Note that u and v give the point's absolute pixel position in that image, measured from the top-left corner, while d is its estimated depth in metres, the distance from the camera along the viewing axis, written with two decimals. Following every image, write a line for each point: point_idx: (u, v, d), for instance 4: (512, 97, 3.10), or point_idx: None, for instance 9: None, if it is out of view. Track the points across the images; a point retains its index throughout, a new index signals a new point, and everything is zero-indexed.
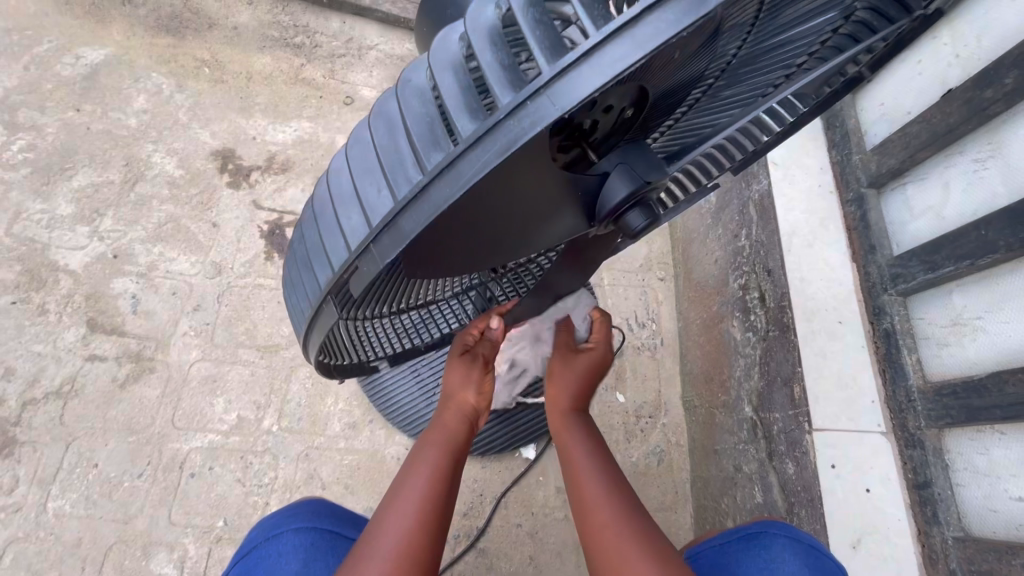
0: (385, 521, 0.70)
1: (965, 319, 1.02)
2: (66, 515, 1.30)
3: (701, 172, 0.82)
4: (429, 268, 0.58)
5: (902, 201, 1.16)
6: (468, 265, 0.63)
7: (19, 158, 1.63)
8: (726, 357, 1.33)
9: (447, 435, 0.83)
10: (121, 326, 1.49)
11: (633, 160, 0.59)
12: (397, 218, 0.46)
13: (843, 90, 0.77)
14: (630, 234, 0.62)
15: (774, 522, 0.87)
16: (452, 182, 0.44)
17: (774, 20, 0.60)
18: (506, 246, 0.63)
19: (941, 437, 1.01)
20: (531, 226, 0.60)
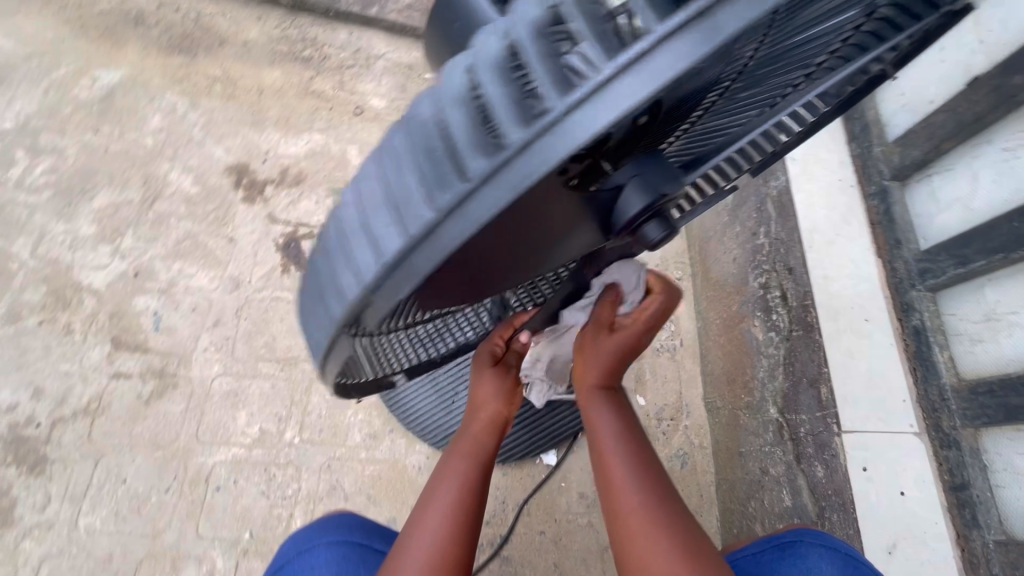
0: (421, 523, 0.71)
1: (999, 315, 0.98)
2: (97, 530, 1.33)
3: (719, 177, 0.82)
4: (441, 290, 0.57)
5: (928, 193, 1.12)
6: (482, 284, 0.63)
7: (43, 180, 1.67)
8: (748, 358, 1.28)
9: (477, 443, 0.82)
10: (144, 343, 1.51)
11: (648, 172, 0.57)
12: (406, 256, 0.45)
13: (866, 87, 0.74)
14: (647, 245, 0.62)
15: (808, 530, 0.85)
16: (461, 221, 0.43)
17: (795, 22, 0.56)
18: (519, 267, 0.62)
19: (978, 437, 0.98)
20: (546, 246, 0.60)
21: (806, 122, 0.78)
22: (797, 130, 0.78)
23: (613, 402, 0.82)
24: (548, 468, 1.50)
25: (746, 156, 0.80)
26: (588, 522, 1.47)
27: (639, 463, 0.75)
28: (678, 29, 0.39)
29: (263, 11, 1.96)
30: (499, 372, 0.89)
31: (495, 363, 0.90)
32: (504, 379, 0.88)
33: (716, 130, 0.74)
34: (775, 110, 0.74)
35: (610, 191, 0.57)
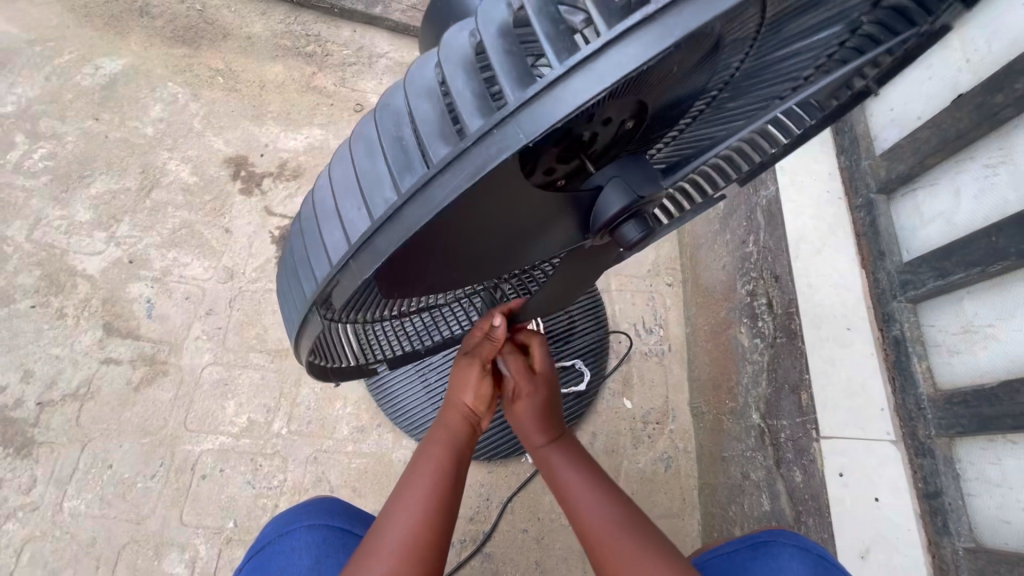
0: (393, 518, 0.71)
1: (975, 327, 0.99)
2: (81, 514, 1.33)
3: (706, 184, 0.83)
4: (420, 275, 0.59)
5: (912, 206, 1.14)
6: (462, 272, 0.64)
7: (41, 165, 1.68)
8: (733, 363, 1.32)
9: (450, 432, 0.84)
10: (136, 330, 1.52)
11: (629, 174, 0.61)
12: (371, 238, 0.47)
13: (850, 101, 0.74)
14: (625, 245, 0.64)
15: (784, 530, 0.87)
16: (423, 204, 0.44)
17: (778, 35, 0.60)
18: (492, 256, 0.63)
19: (953, 447, 0.99)
20: (523, 234, 0.61)
21: (793, 135, 0.77)
22: (784, 143, 0.78)
23: (564, 449, 0.91)
24: (534, 467, 1.51)
25: (733, 165, 0.81)
26: None
27: (598, 493, 0.83)
28: (626, 31, 0.39)
29: (267, 6, 1.97)
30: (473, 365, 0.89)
31: (470, 357, 0.90)
32: (480, 372, 0.89)
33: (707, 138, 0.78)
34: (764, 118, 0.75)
35: (591, 191, 0.61)
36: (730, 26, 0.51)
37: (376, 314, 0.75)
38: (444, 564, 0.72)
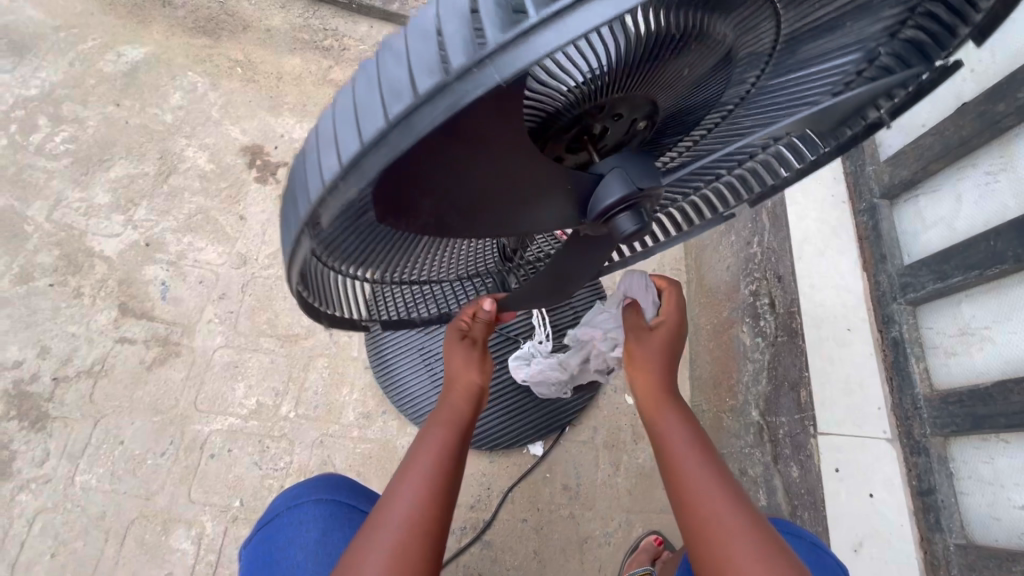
0: (398, 492, 0.72)
1: (971, 329, 1.02)
2: (92, 488, 1.36)
3: (717, 201, 0.85)
4: (413, 211, 0.58)
5: (914, 212, 1.16)
6: (457, 221, 0.64)
7: (63, 148, 1.72)
8: (734, 361, 1.34)
9: (453, 411, 0.85)
10: (151, 311, 1.55)
11: (629, 165, 0.64)
12: (358, 161, 0.45)
13: (864, 134, 0.74)
14: (618, 238, 0.65)
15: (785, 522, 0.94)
16: (405, 135, 0.43)
17: (794, 55, 0.64)
18: (480, 217, 0.65)
19: (947, 446, 1.01)
20: (520, 189, 0.62)
21: (805, 161, 0.79)
22: (796, 168, 0.80)
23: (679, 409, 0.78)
24: (535, 458, 1.53)
25: (745, 185, 0.83)
26: (571, 513, 1.50)
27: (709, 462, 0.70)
28: None
29: None
30: (467, 346, 0.94)
31: (465, 339, 0.95)
32: (472, 351, 0.94)
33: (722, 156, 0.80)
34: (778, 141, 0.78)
35: (594, 177, 0.64)
36: (738, 36, 0.60)
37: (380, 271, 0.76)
38: (446, 538, 0.73)
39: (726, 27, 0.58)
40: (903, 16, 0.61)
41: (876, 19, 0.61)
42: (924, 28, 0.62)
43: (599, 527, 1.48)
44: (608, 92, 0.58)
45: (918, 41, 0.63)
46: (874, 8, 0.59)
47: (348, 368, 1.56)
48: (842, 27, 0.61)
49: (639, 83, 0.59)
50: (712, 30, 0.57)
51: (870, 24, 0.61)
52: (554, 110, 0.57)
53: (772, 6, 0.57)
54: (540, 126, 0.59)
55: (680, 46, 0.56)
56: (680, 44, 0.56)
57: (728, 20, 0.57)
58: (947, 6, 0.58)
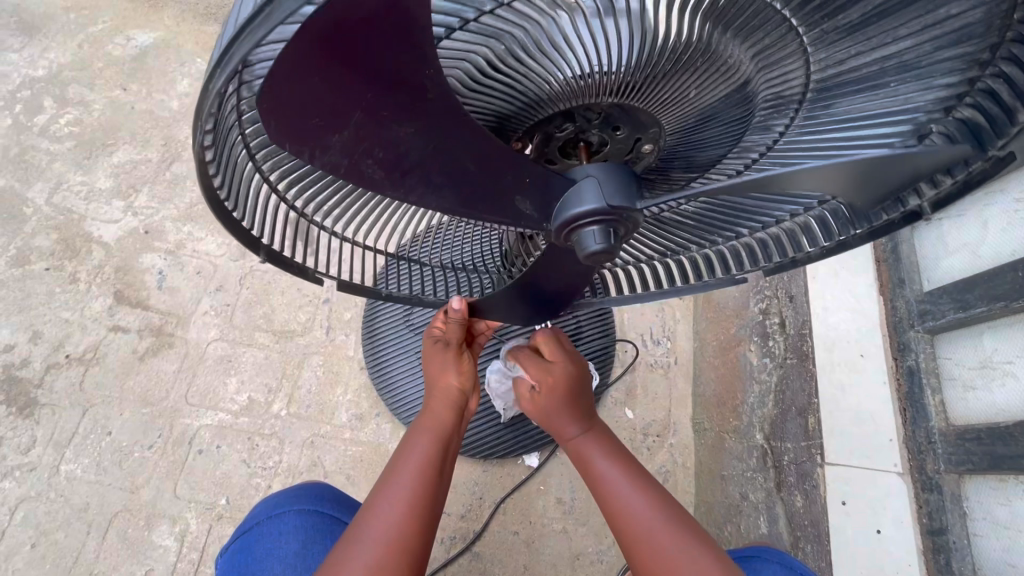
0: (374, 514, 0.68)
1: (993, 363, 0.96)
2: (76, 478, 1.34)
3: (733, 261, 0.80)
4: (322, 148, 0.51)
5: (935, 236, 1.09)
6: (381, 180, 0.56)
7: (67, 131, 1.70)
8: (740, 384, 1.31)
9: (438, 421, 0.81)
10: (146, 300, 1.53)
11: (606, 178, 0.62)
12: (231, 46, 0.41)
13: (900, 222, 0.67)
14: (581, 253, 0.63)
15: (771, 550, 0.93)
16: (263, 25, 0.39)
17: (828, 110, 0.58)
18: (436, 171, 0.57)
19: (962, 483, 0.96)
20: (459, 149, 0.55)
21: (831, 240, 0.72)
22: (820, 245, 0.73)
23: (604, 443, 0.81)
24: (529, 469, 1.49)
25: (765, 251, 0.78)
26: (563, 528, 1.45)
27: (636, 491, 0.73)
28: None
29: None
30: (439, 346, 0.91)
31: (438, 340, 0.92)
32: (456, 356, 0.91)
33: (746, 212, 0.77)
34: (808, 209, 0.73)
35: (567, 182, 0.62)
36: (757, 68, 0.56)
37: (337, 215, 0.74)
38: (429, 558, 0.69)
39: (742, 52, 0.55)
40: (958, 91, 0.54)
41: (926, 86, 0.54)
42: (983, 109, 0.54)
43: (592, 544, 1.44)
44: (608, 98, 0.59)
45: (974, 125, 0.55)
46: (923, 71, 0.53)
47: (343, 368, 1.53)
48: (885, 88, 0.55)
49: (642, 96, 0.59)
50: (722, 53, 0.55)
51: (918, 92, 0.55)
52: (548, 100, 0.58)
53: (799, 39, 0.53)
54: (535, 117, 0.60)
55: (683, 62, 0.56)
56: (684, 59, 0.55)
57: (743, 45, 0.55)
58: (1010, 86, 0.52)
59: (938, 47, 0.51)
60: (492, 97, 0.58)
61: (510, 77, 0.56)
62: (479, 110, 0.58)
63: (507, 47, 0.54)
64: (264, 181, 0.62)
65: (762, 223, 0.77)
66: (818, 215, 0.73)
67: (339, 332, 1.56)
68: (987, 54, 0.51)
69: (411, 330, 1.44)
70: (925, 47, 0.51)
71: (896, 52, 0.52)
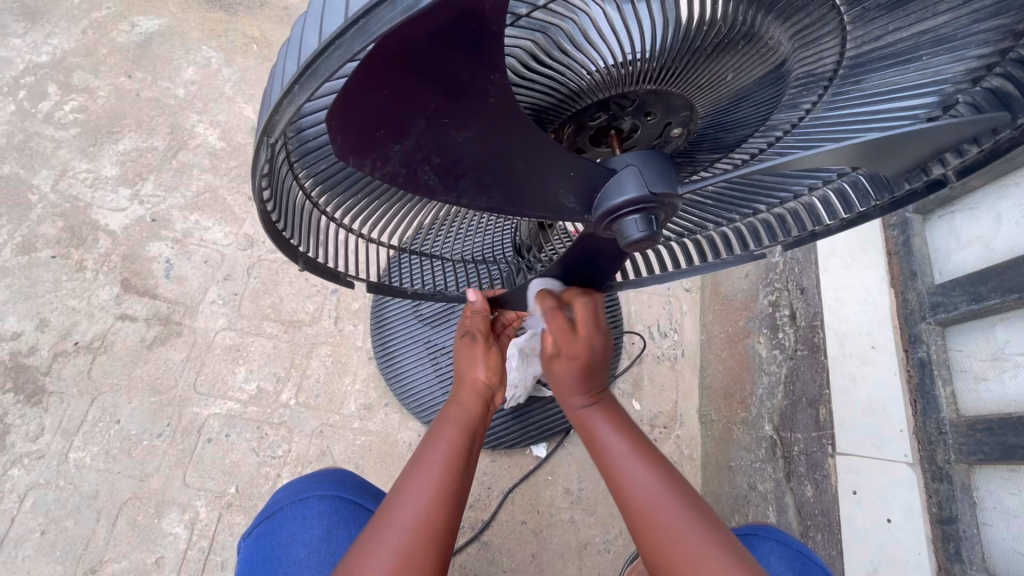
0: (403, 492, 0.69)
1: (1006, 355, 0.96)
2: (85, 466, 1.34)
3: (752, 238, 0.81)
4: (383, 159, 0.52)
5: (948, 229, 1.09)
6: (436, 186, 0.57)
7: (72, 117, 1.69)
8: (749, 373, 1.34)
9: (462, 411, 0.82)
10: (154, 289, 1.52)
11: (648, 166, 0.62)
12: (309, 67, 0.42)
13: (923, 191, 0.67)
14: (621, 242, 0.63)
15: (763, 527, 0.96)
16: (356, 40, 0.40)
17: (858, 87, 0.58)
18: (484, 176, 0.58)
19: (971, 473, 0.96)
20: (509, 157, 0.56)
21: (852, 212, 0.73)
22: (840, 218, 0.74)
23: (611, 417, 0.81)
24: (537, 459, 1.50)
25: (783, 227, 0.78)
26: (571, 517, 1.46)
27: (643, 462, 0.74)
28: None
29: None
30: (467, 342, 0.92)
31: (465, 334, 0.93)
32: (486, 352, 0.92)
33: (762, 189, 0.76)
34: (826, 182, 0.73)
35: (608, 171, 0.62)
36: (795, 48, 0.56)
37: (366, 219, 0.74)
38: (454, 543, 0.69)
39: (781, 34, 0.55)
40: (987, 62, 0.55)
41: (959, 58, 0.55)
42: (1012, 78, 0.55)
43: (599, 534, 1.45)
44: (646, 84, 0.59)
45: (1003, 94, 0.56)
46: (956, 44, 0.53)
47: (351, 358, 1.53)
48: (917, 62, 0.55)
49: (679, 80, 0.59)
50: (762, 35, 0.55)
51: (950, 64, 0.55)
52: (587, 91, 0.58)
53: (838, 17, 0.52)
54: (573, 108, 0.60)
55: (723, 44, 0.55)
56: (724, 42, 0.55)
57: (782, 25, 0.54)
58: None
59: (976, 20, 0.51)
60: (534, 92, 0.57)
61: (553, 69, 0.56)
62: (519, 103, 0.58)
63: (552, 39, 0.54)
64: (301, 191, 0.63)
65: (779, 199, 0.76)
66: (836, 187, 0.73)
67: (346, 322, 1.56)
68: (1023, 25, 0.51)
69: (421, 321, 1.45)
70: (961, 20, 0.51)
71: (933, 27, 0.52)
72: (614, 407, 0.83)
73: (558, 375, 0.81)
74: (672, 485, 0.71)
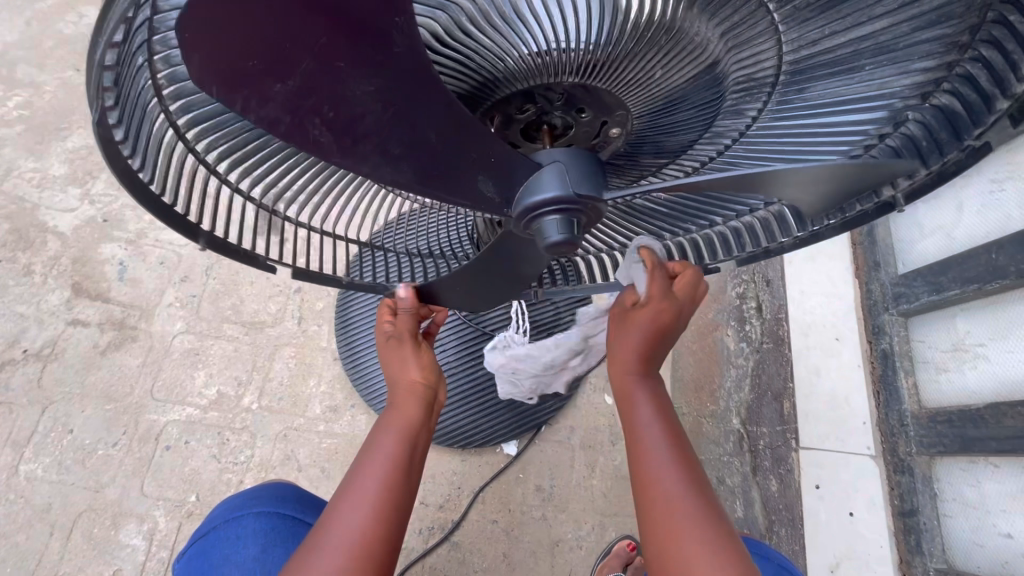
0: (342, 506, 0.66)
1: (967, 346, 0.94)
2: (37, 478, 1.29)
3: (707, 249, 0.77)
4: (260, 98, 0.43)
5: (911, 219, 1.07)
6: (329, 143, 0.48)
7: (16, 114, 1.61)
8: (719, 365, 1.29)
9: (407, 414, 0.77)
10: (106, 292, 1.46)
11: (572, 165, 0.59)
12: None
13: (873, 214, 0.66)
14: (543, 245, 0.59)
15: (749, 541, 0.93)
16: None
17: (801, 95, 0.56)
18: (395, 135, 0.50)
19: (932, 465, 0.96)
20: (419, 116, 0.49)
21: (805, 230, 0.70)
22: (793, 235, 0.72)
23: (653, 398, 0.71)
24: (508, 457, 1.48)
25: (737, 240, 0.75)
26: (542, 515, 1.44)
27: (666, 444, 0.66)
28: None
29: None
30: (394, 344, 0.81)
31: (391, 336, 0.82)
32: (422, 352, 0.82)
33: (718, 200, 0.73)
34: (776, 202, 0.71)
35: (529, 167, 0.58)
36: (727, 48, 0.53)
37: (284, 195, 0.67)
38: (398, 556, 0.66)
39: (709, 30, 0.52)
40: (936, 75, 0.53)
41: (903, 70, 0.53)
42: (960, 96, 0.54)
43: (571, 531, 1.43)
44: (569, 77, 0.55)
45: (952, 111, 0.55)
46: (899, 54, 0.51)
47: (315, 359, 1.48)
48: (861, 72, 0.53)
49: (606, 76, 0.56)
50: (688, 27, 0.52)
51: (895, 76, 0.53)
52: (503, 79, 0.55)
53: (769, 16, 0.50)
54: (492, 96, 0.57)
55: (647, 39, 0.53)
56: (647, 36, 0.53)
57: (711, 22, 0.51)
58: (990, 70, 0.51)
59: (917, 28, 0.49)
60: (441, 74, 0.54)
61: (461, 52, 0.52)
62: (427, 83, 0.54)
63: (458, 20, 0.51)
64: (191, 155, 0.57)
65: (734, 212, 0.74)
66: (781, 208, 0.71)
67: (310, 323, 1.51)
68: (967, 36, 0.50)
69: None
70: (902, 26, 0.49)
71: (873, 32, 0.50)
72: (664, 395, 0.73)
73: (623, 340, 0.73)
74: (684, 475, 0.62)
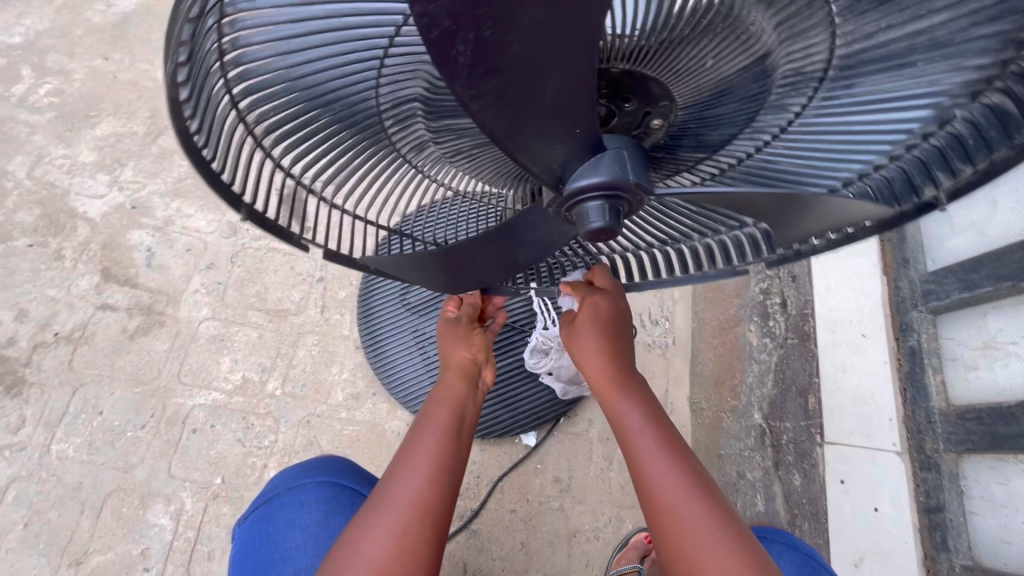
0: (398, 476, 0.67)
1: (998, 344, 0.94)
2: (67, 458, 1.32)
3: (736, 252, 0.77)
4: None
5: (942, 216, 1.06)
6: (464, 67, 0.44)
7: (47, 101, 1.64)
8: (739, 361, 1.33)
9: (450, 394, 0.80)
10: (134, 278, 1.49)
11: (630, 152, 0.58)
12: None
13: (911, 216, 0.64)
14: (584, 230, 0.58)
15: (776, 531, 0.94)
16: None
17: (848, 90, 0.57)
18: (522, 74, 0.46)
19: (959, 462, 0.95)
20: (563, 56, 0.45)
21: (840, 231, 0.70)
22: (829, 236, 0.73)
23: (638, 396, 0.76)
24: (527, 448, 1.49)
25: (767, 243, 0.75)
26: (560, 506, 1.45)
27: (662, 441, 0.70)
28: None
29: None
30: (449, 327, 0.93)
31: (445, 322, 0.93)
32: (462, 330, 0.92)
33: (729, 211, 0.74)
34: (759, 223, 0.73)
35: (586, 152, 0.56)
36: (780, 39, 0.54)
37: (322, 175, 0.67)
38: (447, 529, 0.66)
39: (765, 20, 0.53)
40: (988, 73, 0.53)
41: (954, 67, 0.53)
42: (1013, 94, 0.53)
43: (589, 522, 1.44)
44: (619, 62, 0.56)
45: (1002, 111, 0.54)
46: (954, 49, 0.51)
47: (337, 347, 1.50)
48: (911, 69, 0.54)
49: (655, 63, 0.56)
50: (744, 17, 0.53)
51: (946, 72, 0.54)
52: None
53: (826, 7, 0.51)
54: None
55: (702, 27, 0.53)
56: (703, 24, 0.53)
57: (767, 12, 0.52)
58: None
59: (974, 23, 0.49)
60: None
61: None
62: None
63: None
64: (241, 126, 0.58)
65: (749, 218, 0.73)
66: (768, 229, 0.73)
67: (332, 312, 1.53)
68: None
69: (408, 309, 1.43)
70: (959, 21, 0.49)
71: (928, 26, 0.50)
72: (643, 384, 0.79)
73: (579, 340, 0.82)
74: (687, 471, 0.66)
